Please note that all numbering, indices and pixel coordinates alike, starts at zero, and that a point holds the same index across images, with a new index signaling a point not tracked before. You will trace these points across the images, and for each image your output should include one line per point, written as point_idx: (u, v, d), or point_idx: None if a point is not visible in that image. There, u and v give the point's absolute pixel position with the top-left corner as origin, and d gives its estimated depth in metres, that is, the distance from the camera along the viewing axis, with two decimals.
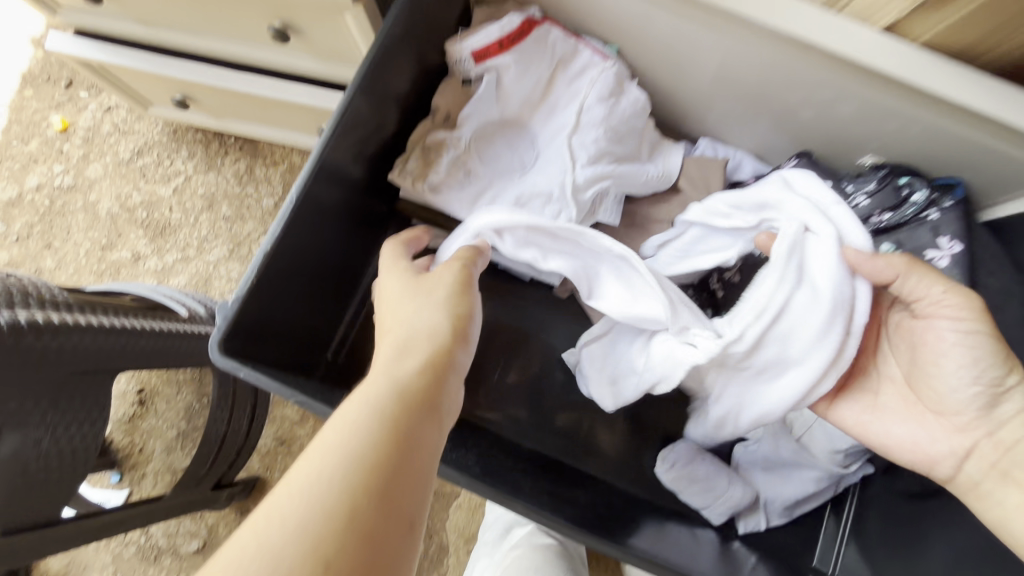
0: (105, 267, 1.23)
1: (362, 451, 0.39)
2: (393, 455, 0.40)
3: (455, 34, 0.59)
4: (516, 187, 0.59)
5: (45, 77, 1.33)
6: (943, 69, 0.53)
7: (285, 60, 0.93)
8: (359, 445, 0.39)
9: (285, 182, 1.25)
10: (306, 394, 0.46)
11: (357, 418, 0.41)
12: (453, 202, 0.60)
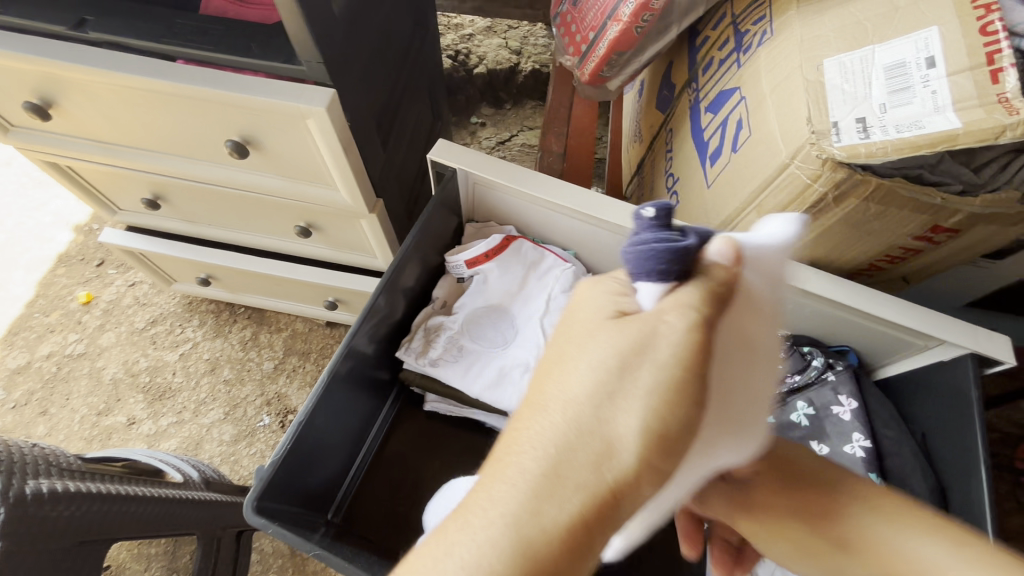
0: (97, 432, 1.26)
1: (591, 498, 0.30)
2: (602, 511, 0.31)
3: (449, 244, 0.76)
4: (498, 359, 0.72)
5: (79, 257, 1.50)
6: (826, 279, 0.60)
7: (305, 248, 1.11)
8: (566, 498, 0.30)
9: (286, 346, 1.36)
10: (322, 548, 0.52)
11: (539, 475, 0.31)
12: (446, 373, 0.72)
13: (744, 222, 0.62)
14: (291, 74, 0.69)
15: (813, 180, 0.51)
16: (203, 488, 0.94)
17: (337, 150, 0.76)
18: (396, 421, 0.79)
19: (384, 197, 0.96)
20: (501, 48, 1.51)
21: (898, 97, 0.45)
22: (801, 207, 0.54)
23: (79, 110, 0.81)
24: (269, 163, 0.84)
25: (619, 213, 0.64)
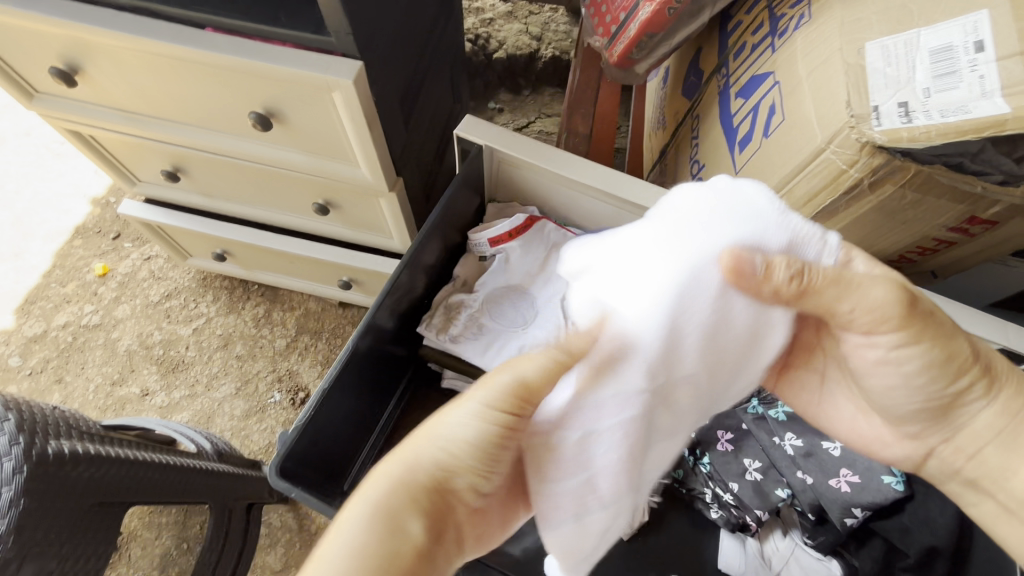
0: (111, 402, 1.28)
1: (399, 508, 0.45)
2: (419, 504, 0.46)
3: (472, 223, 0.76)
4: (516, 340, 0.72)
5: (96, 229, 1.51)
6: None
7: (322, 226, 1.11)
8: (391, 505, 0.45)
9: (298, 325, 1.36)
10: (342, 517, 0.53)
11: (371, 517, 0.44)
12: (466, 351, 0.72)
13: None
14: (319, 45, 0.68)
15: (849, 166, 0.50)
16: (216, 461, 0.95)
17: (360, 124, 0.76)
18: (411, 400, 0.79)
19: (404, 176, 0.95)
20: (521, 34, 1.50)
21: (943, 82, 0.44)
22: (834, 194, 0.53)
23: (104, 77, 0.81)
24: (293, 138, 0.84)
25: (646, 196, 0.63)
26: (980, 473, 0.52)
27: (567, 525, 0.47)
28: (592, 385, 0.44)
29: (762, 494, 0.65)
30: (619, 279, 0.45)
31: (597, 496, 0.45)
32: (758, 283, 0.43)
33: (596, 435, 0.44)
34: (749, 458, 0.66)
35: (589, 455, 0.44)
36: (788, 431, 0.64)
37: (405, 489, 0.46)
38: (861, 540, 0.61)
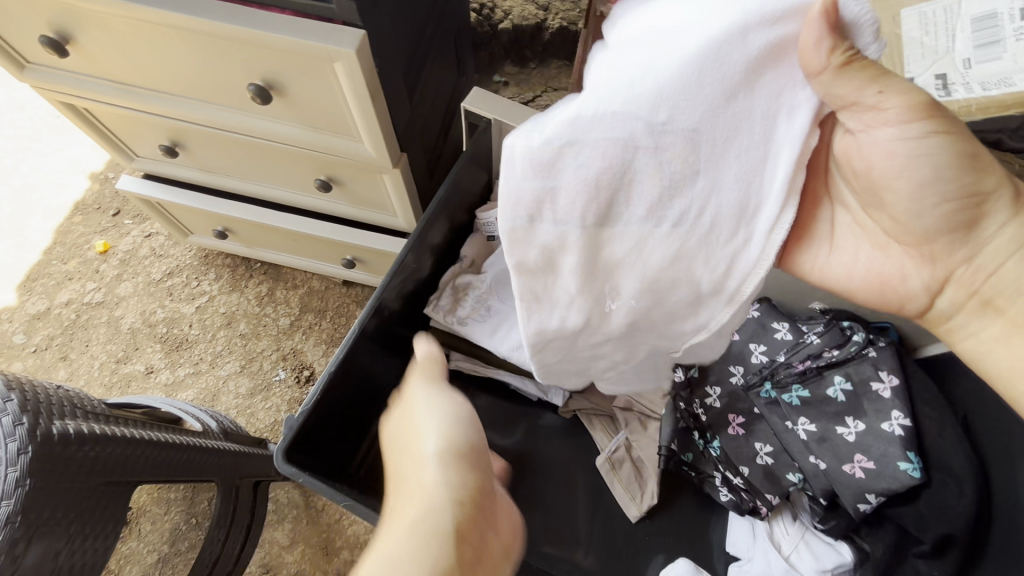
0: (116, 379, 1.28)
1: (433, 523, 0.46)
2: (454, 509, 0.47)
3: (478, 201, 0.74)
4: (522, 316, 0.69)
5: (95, 206, 1.49)
6: None
7: (324, 203, 1.08)
8: (429, 524, 0.46)
9: (302, 304, 1.35)
10: (352, 497, 0.52)
11: (411, 539, 0.45)
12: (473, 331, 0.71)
13: None
14: (320, 12, 0.65)
15: None
16: (222, 440, 0.95)
17: (363, 97, 0.73)
18: None
19: (408, 152, 0.92)
20: (528, 4, 1.44)
21: (985, 53, 0.41)
22: None
23: (96, 46, 0.78)
24: (293, 112, 0.81)
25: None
26: (995, 291, 0.50)
27: (526, 265, 0.50)
28: (553, 165, 0.44)
29: (773, 478, 0.65)
30: (652, 31, 0.42)
31: (555, 209, 0.46)
32: (818, 47, 0.39)
33: (577, 146, 0.43)
34: (761, 441, 0.66)
35: (559, 168, 0.44)
36: (802, 417, 0.63)
37: (430, 501, 0.47)
38: (873, 527, 0.61)
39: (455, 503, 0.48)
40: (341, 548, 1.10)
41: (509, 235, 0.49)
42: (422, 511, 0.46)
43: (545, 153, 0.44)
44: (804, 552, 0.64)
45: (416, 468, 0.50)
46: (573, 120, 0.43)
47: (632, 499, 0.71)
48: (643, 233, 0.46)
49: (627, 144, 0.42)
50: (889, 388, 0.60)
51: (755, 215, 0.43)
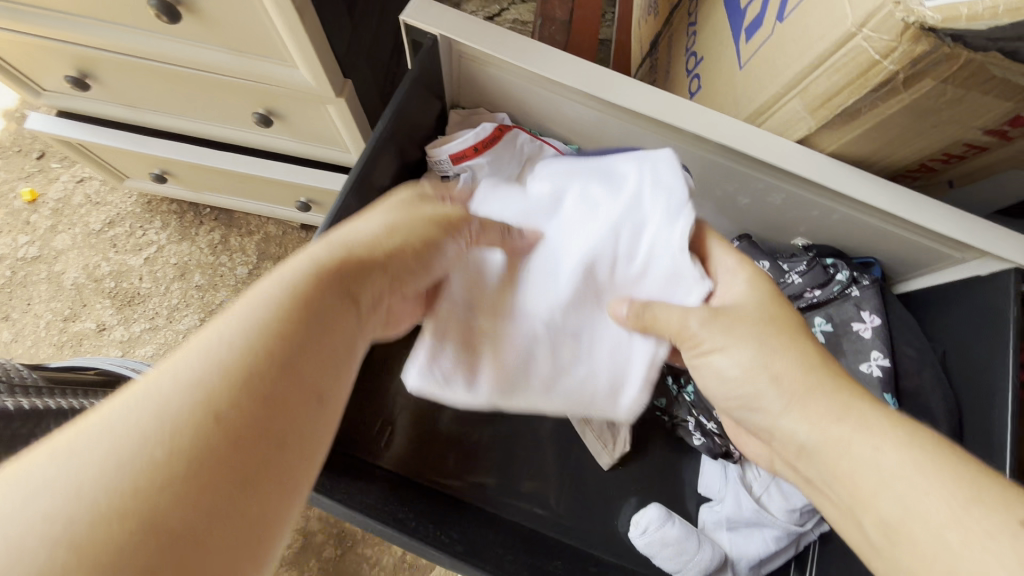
0: (66, 338, 1.20)
1: (184, 412, 0.28)
2: (220, 443, 0.28)
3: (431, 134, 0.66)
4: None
5: (16, 149, 1.34)
6: (863, 179, 0.51)
7: (267, 140, 0.97)
8: (175, 416, 0.27)
9: (260, 251, 1.27)
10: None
11: (107, 445, 0.26)
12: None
13: (783, 111, 0.52)
14: None
15: (884, 56, 0.41)
16: None
17: (290, 14, 0.62)
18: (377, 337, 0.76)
19: (353, 79, 0.82)
20: None
21: None
22: (858, 92, 0.45)
23: None
24: (209, 32, 0.69)
25: (637, 100, 0.53)
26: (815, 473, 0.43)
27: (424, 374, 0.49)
28: (469, 307, 0.51)
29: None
30: (562, 230, 0.53)
31: (461, 359, 0.50)
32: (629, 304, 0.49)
33: (492, 290, 0.51)
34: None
35: (478, 322, 0.51)
36: None
37: (214, 404, 0.28)
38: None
39: (220, 427, 0.28)
40: None
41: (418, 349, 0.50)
42: (179, 405, 0.28)
43: (464, 292, 0.51)
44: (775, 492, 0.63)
45: (197, 352, 0.30)
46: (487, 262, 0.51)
47: (604, 447, 0.71)
48: (536, 400, 0.52)
49: (530, 317, 0.50)
50: (870, 329, 0.57)
51: (624, 389, 0.51)
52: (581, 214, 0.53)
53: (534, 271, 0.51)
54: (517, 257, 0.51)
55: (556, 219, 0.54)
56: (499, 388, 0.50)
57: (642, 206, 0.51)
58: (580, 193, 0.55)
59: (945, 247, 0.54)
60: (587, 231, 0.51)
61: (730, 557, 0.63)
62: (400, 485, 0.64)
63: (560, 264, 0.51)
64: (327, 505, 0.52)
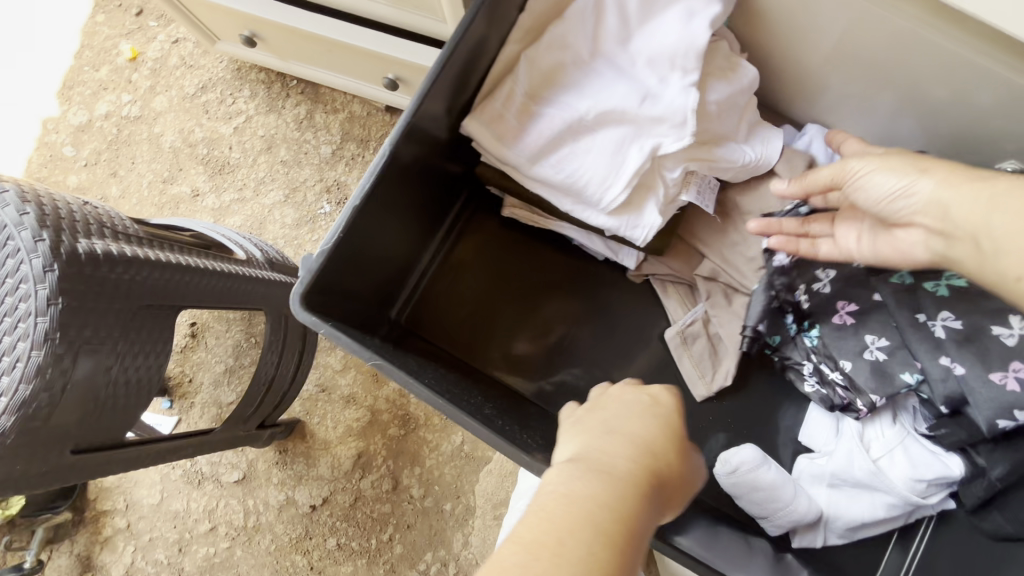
0: (165, 200, 1.25)
1: (584, 529, 0.37)
2: (610, 537, 0.38)
3: None
4: (565, 114, 0.55)
5: (116, 3, 1.33)
6: None
7: (358, 2, 0.89)
8: (580, 530, 0.37)
9: (344, 131, 1.23)
10: (380, 356, 0.49)
11: (562, 493, 0.40)
12: (518, 139, 0.56)
13: None
14: None
15: None
16: (268, 270, 0.93)
17: None
18: (463, 227, 0.74)
19: None
20: None
21: None
22: None
23: None
24: None
25: None
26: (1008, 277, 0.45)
27: (480, 128, 0.56)
28: (547, 86, 0.57)
29: (880, 385, 0.61)
30: (638, 40, 0.54)
31: (508, 130, 0.56)
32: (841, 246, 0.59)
33: (561, 101, 0.56)
34: (873, 335, 0.62)
35: (534, 119, 0.56)
36: (945, 312, 0.57)
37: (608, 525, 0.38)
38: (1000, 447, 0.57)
39: (610, 514, 0.39)
40: None
41: (480, 115, 0.56)
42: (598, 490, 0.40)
43: (533, 90, 0.56)
44: (901, 458, 0.63)
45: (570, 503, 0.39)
46: (573, 77, 0.56)
47: (700, 378, 0.71)
48: (542, 162, 0.57)
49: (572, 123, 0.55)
50: None
51: (615, 179, 0.55)
52: (656, 33, 0.54)
53: (594, 78, 0.56)
54: (591, 61, 0.56)
55: (650, 24, 0.54)
56: (529, 149, 0.56)
57: (689, 56, 0.52)
58: (677, 9, 0.53)
59: None
60: (656, 46, 0.53)
61: (826, 515, 0.64)
62: (470, 383, 0.63)
63: (619, 90, 0.55)
64: (405, 385, 0.50)
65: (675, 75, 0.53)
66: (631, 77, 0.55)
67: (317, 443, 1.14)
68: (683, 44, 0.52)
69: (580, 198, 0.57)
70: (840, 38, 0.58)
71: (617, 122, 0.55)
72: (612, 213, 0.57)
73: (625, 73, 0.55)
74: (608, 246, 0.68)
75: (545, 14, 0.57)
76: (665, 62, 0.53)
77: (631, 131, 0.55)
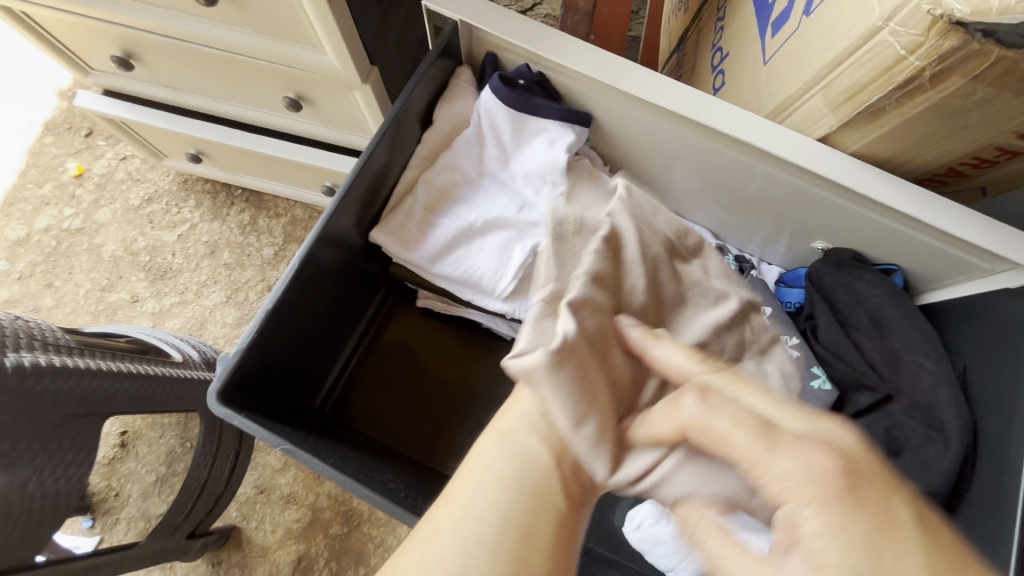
0: (103, 307, 1.26)
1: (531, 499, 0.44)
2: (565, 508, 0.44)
3: (449, 108, 0.67)
4: (459, 222, 0.65)
5: (66, 126, 1.41)
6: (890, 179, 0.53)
7: (296, 124, 1.00)
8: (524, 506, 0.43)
9: (286, 233, 1.31)
10: (290, 443, 0.52)
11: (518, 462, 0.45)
12: (420, 244, 0.65)
13: (805, 108, 0.52)
14: None
15: (910, 51, 0.40)
16: (203, 370, 0.94)
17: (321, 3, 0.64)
18: (386, 319, 0.80)
19: (380, 64, 0.83)
20: None
21: None
22: (884, 88, 0.44)
23: None
24: (245, 16, 0.72)
25: (664, 94, 0.56)
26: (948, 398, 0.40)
27: (386, 237, 0.65)
28: (442, 200, 0.67)
29: None
30: (515, 163, 0.66)
31: (411, 238, 0.65)
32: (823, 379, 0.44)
33: (454, 213, 0.66)
34: None
35: (432, 228, 0.66)
36: None
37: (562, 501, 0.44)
38: None
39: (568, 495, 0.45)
40: None
41: (386, 225, 0.65)
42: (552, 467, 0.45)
43: (430, 204, 0.66)
44: None
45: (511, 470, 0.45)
46: (465, 192, 0.67)
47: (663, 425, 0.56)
48: (441, 263, 0.66)
49: (464, 231, 0.65)
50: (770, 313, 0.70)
51: (504, 274, 0.64)
52: (528, 158, 0.65)
53: (481, 193, 0.67)
54: (478, 179, 0.67)
55: (524, 150, 0.66)
56: (428, 252, 0.65)
57: (555, 176, 0.64)
58: (542, 140, 0.65)
59: (967, 250, 0.55)
60: (529, 169, 0.65)
61: None
62: (393, 465, 0.66)
63: (501, 202, 0.65)
64: (314, 468, 0.53)
65: (546, 189, 0.65)
66: (512, 192, 0.66)
67: (254, 551, 1.08)
68: (549, 167, 0.64)
69: (477, 291, 0.66)
70: (678, 156, 0.64)
71: (502, 229, 0.65)
72: (507, 303, 0.66)
73: (507, 189, 0.67)
74: (514, 326, 0.75)
75: (439, 142, 0.68)
76: (538, 181, 0.65)
77: (514, 235, 0.65)
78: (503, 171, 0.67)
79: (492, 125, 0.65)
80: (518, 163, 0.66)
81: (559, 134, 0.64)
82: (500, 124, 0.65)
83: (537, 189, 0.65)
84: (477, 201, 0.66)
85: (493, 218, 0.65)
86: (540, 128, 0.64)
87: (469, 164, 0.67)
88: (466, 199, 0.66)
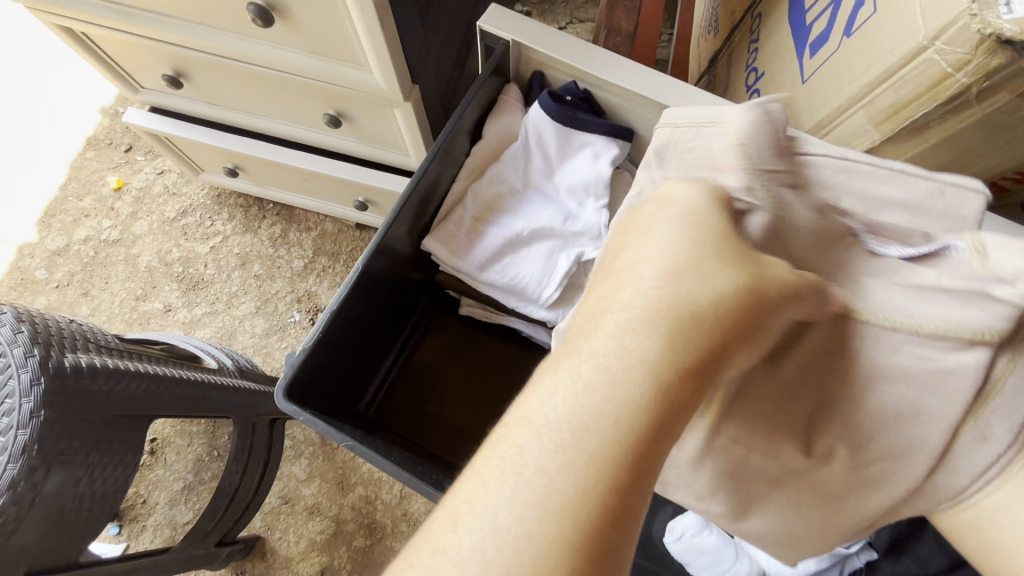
0: (136, 316, 1.29)
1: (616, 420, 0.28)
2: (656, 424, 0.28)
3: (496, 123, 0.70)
4: (506, 232, 0.67)
5: (107, 141, 1.47)
6: None
7: (334, 140, 1.04)
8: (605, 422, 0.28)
9: (316, 246, 1.34)
10: (352, 439, 0.54)
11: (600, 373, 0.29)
12: (469, 252, 0.67)
13: (846, 124, 0.54)
14: None
15: (957, 69, 0.42)
16: (237, 377, 0.96)
17: (373, 24, 0.68)
18: (425, 328, 0.82)
19: (421, 84, 0.86)
20: None
21: None
22: (930, 102, 0.46)
23: None
24: (298, 37, 0.76)
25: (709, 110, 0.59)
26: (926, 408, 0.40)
27: (436, 244, 0.67)
28: (489, 210, 0.69)
29: None
30: (560, 175, 0.68)
31: (460, 246, 0.68)
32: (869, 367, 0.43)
33: (500, 222, 0.68)
34: None
35: (480, 236, 0.68)
36: None
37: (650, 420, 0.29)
38: None
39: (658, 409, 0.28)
40: (357, 483, 1.14)
41: (436, 234, 0.68)
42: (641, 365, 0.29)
43: (478, 214, 0.69)
44: None
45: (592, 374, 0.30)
46: (511, 203, 0.69)
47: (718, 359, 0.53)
48: (488, 270, 0.67)
49: (511, 239, 0.67)
50: None
51: (550, 282, 0.66)
52: (574, 170, 0.67)
53: (526, 203, 0.69)
54: (524, 190, 0.69)
55: (569, 163, 0.68)
56: (477, 260, 0.67)
57: (599, 188, 0.66)
58: (587, 153, 0.67)
59: None
60: (574, 180, 0.67)
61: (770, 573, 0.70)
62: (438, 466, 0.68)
63: (546, 212, 0.67)
64: (373, 464, 0.55)
65: (590, 200, 0.67)
66: (556, 202, 0.68)
67: (278, 562, 1.08)
68: (593, 178, 0.66)
69: (522, 298, 0.68)
70: None
71: (548, 238, 0.67)
72: (551, 311, 0.68)
73: (552, 200, 0.68)
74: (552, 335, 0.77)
75: (486, 156, 0.70)
76: (582, 192, 0.67)
77: (559, 244, 0.66)
78: (547, 183, 0.69)
79: (538, 139, 0.68)
80: (563, 175, 0.68)
81: (603, 148, 0.66)
82: (547, 138, 0.67)
83: (581, 201, 0.67)
84: (523, 211, 0.68)
85: (539, 228, 0.66)
86: (585, 143, 0.67)
87: (515, 175, 0.69)
88: (512, 209, 0.68)
